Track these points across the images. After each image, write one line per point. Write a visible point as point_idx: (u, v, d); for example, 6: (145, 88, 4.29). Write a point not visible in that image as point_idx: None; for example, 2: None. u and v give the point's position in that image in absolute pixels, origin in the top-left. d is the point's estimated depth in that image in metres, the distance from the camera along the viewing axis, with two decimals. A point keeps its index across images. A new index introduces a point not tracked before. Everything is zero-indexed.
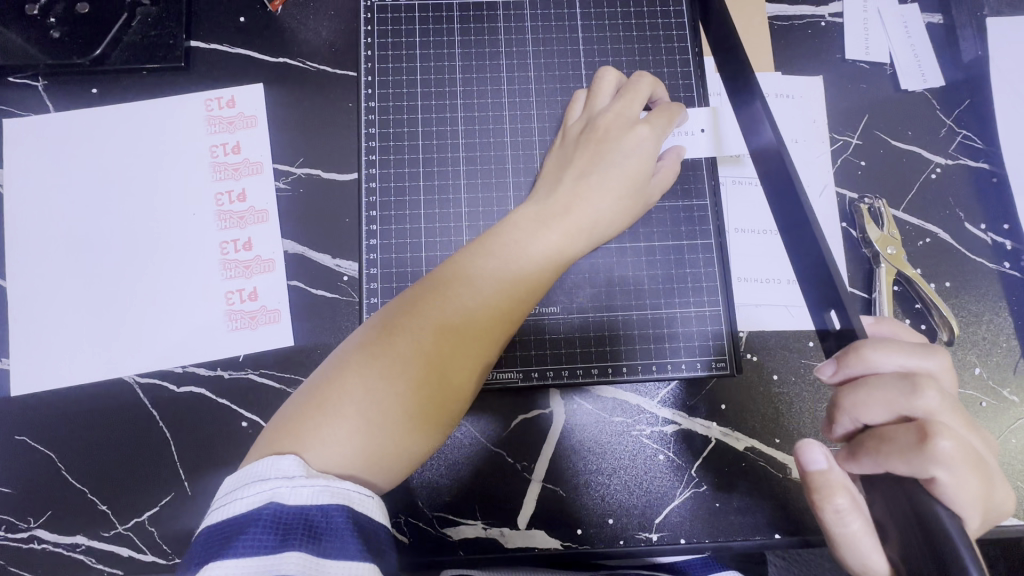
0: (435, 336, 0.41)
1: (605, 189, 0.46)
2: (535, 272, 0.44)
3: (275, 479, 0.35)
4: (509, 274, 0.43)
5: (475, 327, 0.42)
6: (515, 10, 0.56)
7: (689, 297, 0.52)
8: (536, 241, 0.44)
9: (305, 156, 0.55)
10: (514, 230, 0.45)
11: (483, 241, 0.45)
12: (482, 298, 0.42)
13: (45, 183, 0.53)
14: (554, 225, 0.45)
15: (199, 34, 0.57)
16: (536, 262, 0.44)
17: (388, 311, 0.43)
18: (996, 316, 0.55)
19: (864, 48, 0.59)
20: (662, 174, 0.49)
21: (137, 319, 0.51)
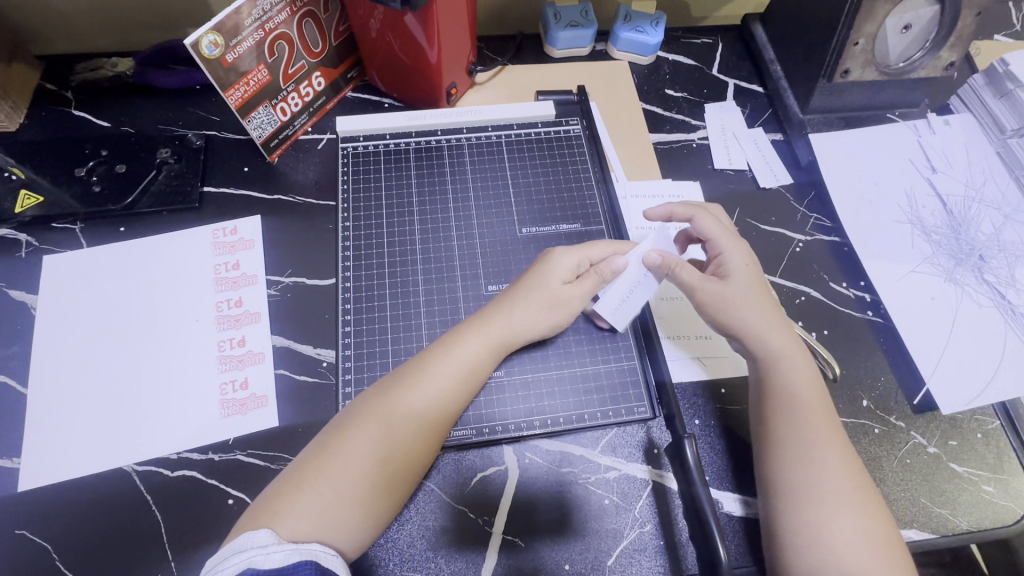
0: (396, 428, 0.51)
1: (528, 301, 0.58)
2: (472, 365, 0.56)
3: (250, 550, 0.43)
4: (456, 376, 0.55)
5: (427, 420, 0.53)
6: (457, 147, 0.72)
7: (611, 356, 0.62)
8: (475, 347, 0.56)
9: (293, 268, 0.67)
10: (457, 337, 0.57)
11: (433, 346, 0.57)
12: (435, 397, 0.53)
13: (73, 303, 0.64)
14: (489, 335, 0.57)
15: (212, 181, 0.72)
16: (473, 358, 0.56)
17: (354, 407, 0.53)
18: (870, 355, 0.66)
19: (729, 158, 0.77)
20: (582, 287, 0.59)
21: (142, 414, 0.59)
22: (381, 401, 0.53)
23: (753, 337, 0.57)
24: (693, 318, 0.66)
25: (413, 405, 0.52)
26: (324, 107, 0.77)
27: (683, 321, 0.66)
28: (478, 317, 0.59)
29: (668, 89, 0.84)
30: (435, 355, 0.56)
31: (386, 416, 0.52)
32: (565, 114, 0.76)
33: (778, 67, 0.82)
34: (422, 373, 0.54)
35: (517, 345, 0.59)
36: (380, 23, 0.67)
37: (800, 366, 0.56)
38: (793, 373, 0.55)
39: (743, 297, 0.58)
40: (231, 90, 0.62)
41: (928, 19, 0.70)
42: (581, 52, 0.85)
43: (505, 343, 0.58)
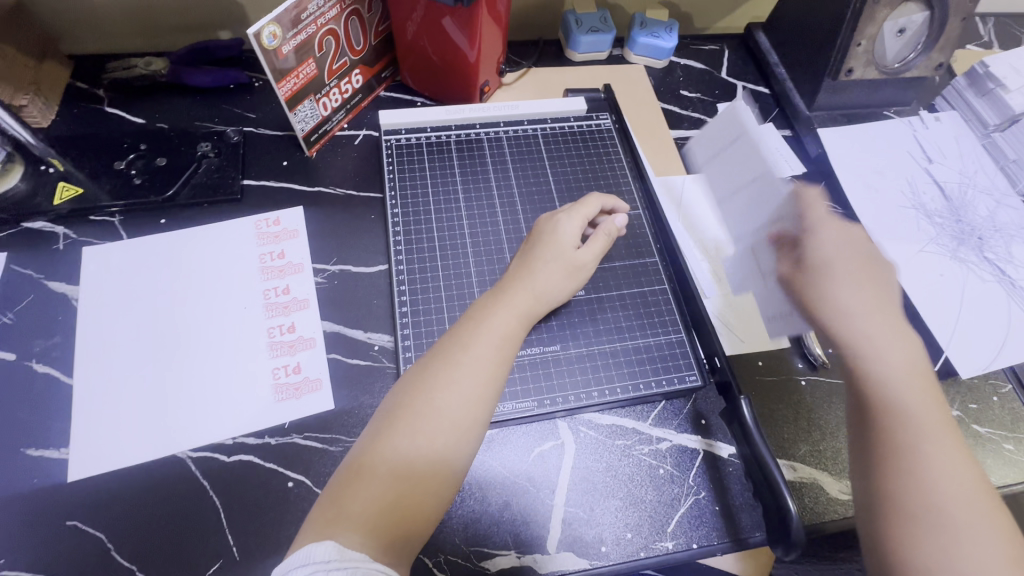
0: (443, 403, 0.50)
1: (550, 269, 0.60)
2: (505, 332, 0.55)
3: (313, 564, 0.41)
4: (493, 344, 0.54)
5: (474, 387, 0.51)
6: (495, 140, 0.75)
7: (658, 330, 0.65)
8: (505, 316, 0.56)
9: (337, 256, 0.68)
10: (487, 310, 0.56)
11: (463, 322, 0.57)
12: (476, 366, 0.52)
13: (114, 293, 0.63)
14: (517, 303, 0.57)
15: (252, 175, 0.73)
16: (504, 327, 0.55)
17: (398, 393, 0.52)
18: None
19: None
20: (595, 242, 0.63)
21: (196, 400, 0.58)
22: (424, 380, 0.51)
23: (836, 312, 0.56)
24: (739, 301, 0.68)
25: (457, 376, 0.51)
26: (360, 104, 0.79)
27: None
28: (505, 287, 0.59)
29: (683, 90, 0.89)
30: (467, 327, 0.55)
31: (429, 393, 0.50)
32: (595, 110, 0.80)
33: (783, 70, 0.88)
34: (460, 346, 0.53)
35: (546, 308, 0.60)
36: (418, 24, 0.71)
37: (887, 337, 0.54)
38: (893, 360, 0.52)
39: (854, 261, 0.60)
40: (282, 82, 0.64)
41: (920, 24, 0.78)
42: (600, 56, 0.90)
43: (534, 309, 0.59)
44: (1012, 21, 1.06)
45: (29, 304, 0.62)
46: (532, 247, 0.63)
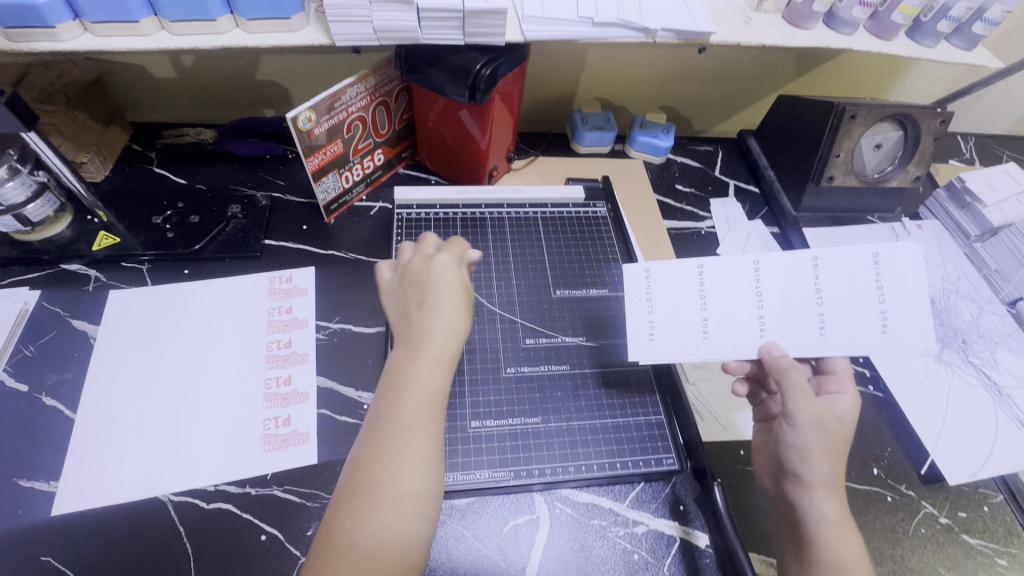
0: (390, 481, 0.47)
1: (449, 307, 0.56)
2: (428, 383, 0.51)
3: None
4: (419, 400, 0.51)
5: (417, 449, 0.49)
6: (497, 219, 0.82)
7: (638, 410, 0.66)
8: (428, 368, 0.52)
9: (340, 315, 0.72)
10: (402, 366, 0.52)
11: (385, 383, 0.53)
12: (413, 427, 0.49)
13: (129, 336, 0.67)
14: (431, 352, 0.53)
15: (273, 235, 0.79)
16: (426, 378, 0.51)
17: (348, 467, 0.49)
18: (876, 427, 0.71)
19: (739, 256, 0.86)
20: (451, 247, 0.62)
21: (185, 444, 0.60)
22: (367, 450, 0.48)
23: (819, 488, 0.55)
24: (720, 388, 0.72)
25: (397, 450, 0.48)
26: (379, 179, 0.87)
27: (739, 318, 0.64)
28: (415, 328, 0.55)
29: (678, 184, 0.96)
30: (393, 385, 0.51)
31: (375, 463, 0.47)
32: (592, 198, 0.87)
33: (772, 172, 0.95)
34: (391, 408, 0.50)
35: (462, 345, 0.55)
36: (437, 114, 0.80)
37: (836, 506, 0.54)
38: (843, 555, 0.51)
39: (842, 440, 0.58)
40: (311, 158, 0.72)
41: (895, 141, 0.85)
42: (602, 150, 0.98)
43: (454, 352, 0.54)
44: (993, 141, 1.14)
45: (51, 340, 0.67)
46: (426, 287, 0.57)
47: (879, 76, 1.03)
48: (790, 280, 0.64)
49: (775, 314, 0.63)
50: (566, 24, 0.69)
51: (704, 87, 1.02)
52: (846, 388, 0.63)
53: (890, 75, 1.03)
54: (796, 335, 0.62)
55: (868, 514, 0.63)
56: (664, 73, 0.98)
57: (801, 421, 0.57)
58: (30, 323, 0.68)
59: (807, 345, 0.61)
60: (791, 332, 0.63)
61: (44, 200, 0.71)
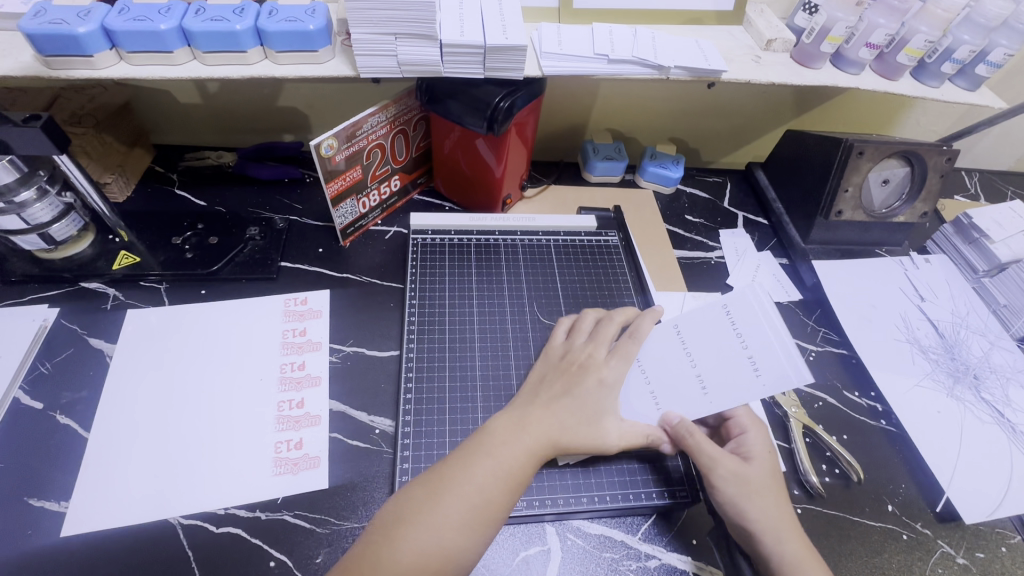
0: (428, 539, 0.47)
1: (575, 409, 0.59)
2: (522, 464, 0.53)
3: None
4: (508, 472, 0.53)
5: (472, 519, 0.49)
6: (511, 246, 0.83)
7: (650, 441, 0.65)
8: (520, 451, 0.54)
9: (354, 338, 0.73)
10: (504, 440, 0.55)
11: (476, 440, 0.55)
12: (485, 489, 0.51)
13: (145, 355, 0.68)
14: (535, 438, 0.55)
15: (290, 258, 0.81)
16: (522, 458, 0.54)
17: (406, 497, 0.51)
18: (889, 463, 0.70)
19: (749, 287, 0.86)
20: (622, 351, 0.65)
21: (197, 465, 0.60)
22: (435, 491, 0.50)
23: (770, 534, 0.53)
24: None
25: (463, 503, 0.50)
26: (394, 204, 0.89)
27: (680, 382, 0.63)
28: (525, 414, 0.58)
29: (688, 215, 0.98)
30: (473, 454, 0.53)
31: (440, 507, 0.49)
32: (604, 227, 0.88)
33: (780, 204, 0.96)
34: (459, 471, 0.52)
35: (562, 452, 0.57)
36: (454, 143, 0.82)
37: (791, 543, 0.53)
38: None
39: (762, 484, 0.56)
40: (331, 184, 0.74)
41: (902, 177, 0.87)
42: (613, 180, 1.00)
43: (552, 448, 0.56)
44: (998, 177, 1.15)
45: (68, 357, 0.67)
46: (591, 369, 0.63)
47: (884, 113, 1.05)
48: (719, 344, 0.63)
49: (711, 372, 0.62)
50: (582, 60, 0.71)
51: (712, 121, 1.05)
52: (748, 425, 0.61)
53: (895, 112, 1.05)
54: (736, 380, 0.60)
55: (883, 553, 0.62)
56: (673, 107, 1.01)
57: (716, 475, 0.56)
58: (47, 340, 0.68)
59: (751, 390, 0.58)
60: (679, 392, 0.63)
61: (68, 220, 0.72)
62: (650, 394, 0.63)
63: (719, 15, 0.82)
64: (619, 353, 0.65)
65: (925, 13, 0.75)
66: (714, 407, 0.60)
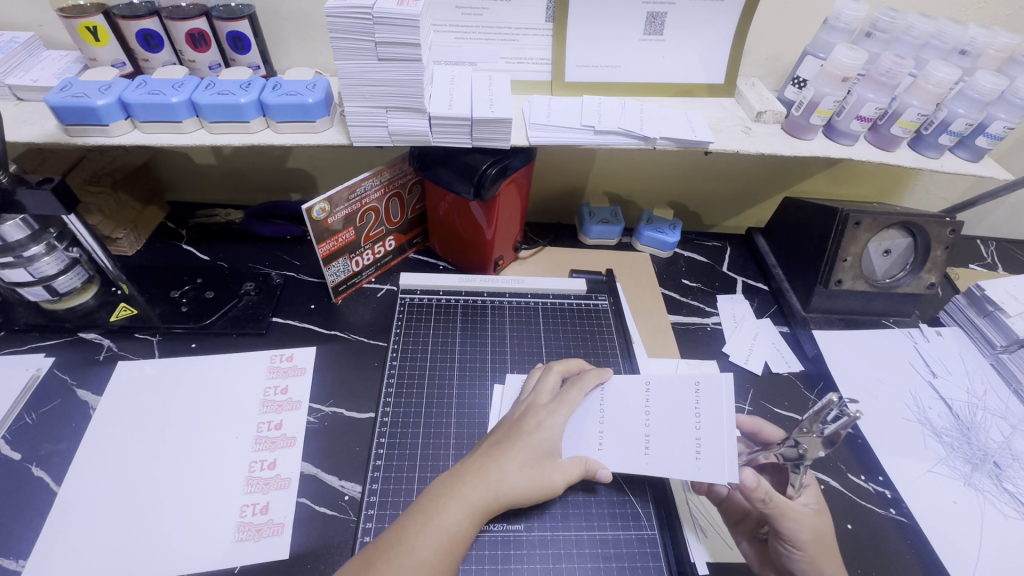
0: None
1: (514, 459, 0.56)
2: (455, 527, 0.51)
3: None
4: (440, 539, 0.50)
5: None
6: (499, 309, 0.83)
7: (631, 522, 0.61)
8: (454, 511, 0.52)
9: (333, 397, 0.72)
10: (437, 502, 0.53)
11: (414, 508, 0.53)
12: (417, 565, 0.49)
13: (127, 409, 0.68)
14: (470, 493, 0.53)
15: (282, 313, 0.82)
16: (455, 519, 0.52)
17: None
18: (899, 558, 0.63)
19: (746, 356, 0.83)
20: (566, 399, 0.62)
21: (157, 528, 0.58)
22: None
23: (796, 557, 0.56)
24: (727, 503, 0.65)
25: None
26: (389, 263, 0.91)
27: (627, 432, 0.63)
28: (461, 472, 0.55)
29: (684, 279, 0.96)
30: (408, 525, 0.51)
31: None
32: (594, 290, 0.87)
33: (780, 271, 0.94)
34: (394, 543, 0.50)
35: (504, 507, 0.55)
36: (449, 205, 0.84)
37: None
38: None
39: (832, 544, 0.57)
40: (323, 244, 0.76)
41: (904, 248, 0.85)
42: (609, 243, 1.01)
43: (492, 507, 0.54)
44: (1017, 247, 1.12)
45: (54, 407, 0.68)
46: (529, 414, 0.60)
47: (887, 182, 1.04)
48: (675, 408, 0.63)
49: (662, 435, 0.62)
50: (569, 131, 0.74)
51: (710, 186, 1.05)
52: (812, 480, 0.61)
53: (899, 181, 1.04)
54: (676, 454, 0.60)
55: None
56: (669, 172, 1.02)
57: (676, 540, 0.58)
58: (37, 389, 0.70)
59: (685, 472, 0.59)
60: (620, 436, 0.63)
61: (73, 273, 0.76)
62: (598, 433, 0.63)
63: (710, 87, 0.84)
64: (564, 401, 0.62)
65: (916, 87, 0.75)
66: (648, 470, 0.60)
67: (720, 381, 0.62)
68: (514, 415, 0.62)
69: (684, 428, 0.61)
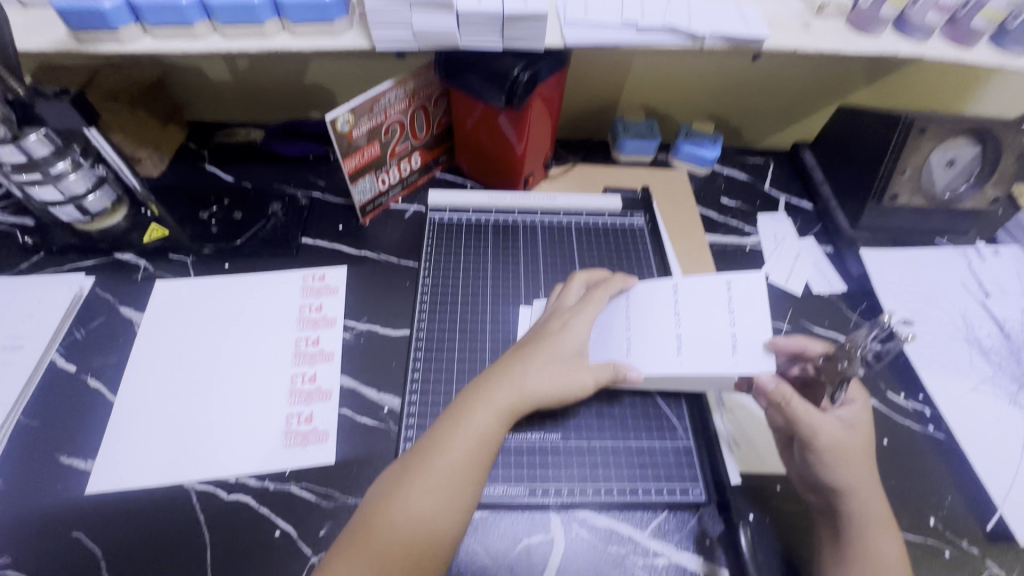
0: (400, 520, 0.47)
1: (539, 362, 0.56)
2: (484, 427, 0.52)
3: None
4: (470, 438, 0.52)
5: (445, 493, 0.49)
6: (531, 229, 0.80)
7: (665, 433, 0.62)
8: (482, 412, 0.53)
9: (368, 316, 0.73)
10: (465, 407, 0.54)
11: (445, 414, 0.55)
12: (451, 463, 0.50)
13: (171, 326, 0.70)
14: (497, 396, 0.54)
15: (310, 234, 0.81)
16: (483, 420, 0.53)
17: (381, 485, 0.50)
18: (932, 471, 0.64)
19: (786, 276, 0.80)
20: (591, 300, 0.63)
21: (210, 433, 0.61)
22: (404, 475, 0.50)
23: (843, 466, 0.54)
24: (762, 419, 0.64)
25: (430, 479, 0.49)
26: (416, 182, 0.88)
27: (658, 336, 0.61)
28: (488, 379, 0.56)
29: (723, 198, 0.92)
30: (440, 429, 0.53)
31: (406, 492, 0.48)
32: (629, 208, 0.84)
33: (828, 187, 0.89)
34: (427, 445, 0.51)
35: (534, 407, 0.55)
36: (476, 119, 0.79)
37: (891, 537, 0.53)
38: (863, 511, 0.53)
39: (862, 453, 0.55)
40: (348, 160, 0.73)
41: (971, 157, 0.77)
42: (644, 160, 0.95)
43: (519, 408, 0.54)
44: None
45: (100, 324, 0.70)
46: (552, 324, 0.61)
47: (956, 88, 0.94)
48: (704, 306, 0.61)
49: (694, 337, 0.59)
50: (608, 28, 0.67)
51: (756, 96, 0.97)
52: (857, 398, 0.58)
53: (970, 87, 0.94)
54: (710, 350, 0.57)
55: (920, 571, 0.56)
56: (712, 80, 0.94)
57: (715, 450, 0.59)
58: (82, 307, 0.72)
59: (719, 365, 0.56)
60: (651, 341, 0.61)
61: (102, 192, 0.75)
62: (625, 339, 0.61)
63: None
64: (590, 302, 0.63)
65: None
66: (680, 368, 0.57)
67: (753, 278, 0.60)
68: (540, 324, 0.62)
69: (716, 326, 0.59)
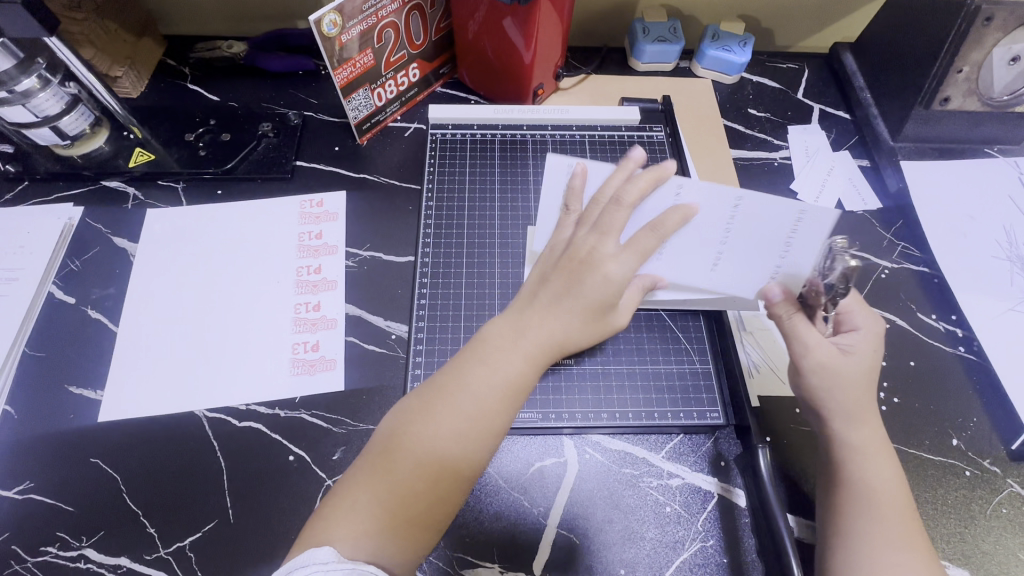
0: (423, 456, 0.46)
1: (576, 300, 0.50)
2: (518, 373, 0.49)
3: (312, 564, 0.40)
4: (502, 382, 0.48)
5: (470, 436, 0.47)
6: (542, 146, 0.74)
7: (682, 357, 0.60)
8: (517, 357, 0.49)
9: (370, 242, 0.69)
10: (498, 346, 0.50)
11: (474, 350, 0.51)
12: (479, 405, 0.47)
13: (166, 255, 0.67)
14: (533, 339, 0.50)
15: (304, 156, 0.76)
16: (518, 365, 0.49)
17: (404, 415, 0.48)
18: (960, 393, 0.61)
19: (816, 193, 0.74)
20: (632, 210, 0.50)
21: (216, 362, 0.60)
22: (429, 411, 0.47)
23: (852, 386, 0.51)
24: None
25: (456, 420, 0.47)
26: (415, 98, 0.81)
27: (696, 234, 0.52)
28: (523, 316, 0.51)
29: (751, 108, 0.84)
30: (469, 367, 0.49)
31: (431, 429, 0.46)
32: (648, 121, 0.77)
33: (869, 94, 0.80)
34: (455, 383, 0.48)
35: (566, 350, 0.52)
36: (478, 23, 0.71)
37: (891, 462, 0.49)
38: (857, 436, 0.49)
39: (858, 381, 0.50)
40: (339, 70, 0.66)
41: None
42: (665, 68, 0.87)
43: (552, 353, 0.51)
44: None
45: (95, 255, 0.68)
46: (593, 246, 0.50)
47: None
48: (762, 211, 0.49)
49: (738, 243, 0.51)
50: None
51: None
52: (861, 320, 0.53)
53: None
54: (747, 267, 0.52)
55: (938, 489, 0.56)
56: None
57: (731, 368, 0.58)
58: (75, 238, 0.69)
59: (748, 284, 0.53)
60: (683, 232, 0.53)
61: (77, 112, 0.70)
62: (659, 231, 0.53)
63: None
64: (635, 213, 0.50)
65: None
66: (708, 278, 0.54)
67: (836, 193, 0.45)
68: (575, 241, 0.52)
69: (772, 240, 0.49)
